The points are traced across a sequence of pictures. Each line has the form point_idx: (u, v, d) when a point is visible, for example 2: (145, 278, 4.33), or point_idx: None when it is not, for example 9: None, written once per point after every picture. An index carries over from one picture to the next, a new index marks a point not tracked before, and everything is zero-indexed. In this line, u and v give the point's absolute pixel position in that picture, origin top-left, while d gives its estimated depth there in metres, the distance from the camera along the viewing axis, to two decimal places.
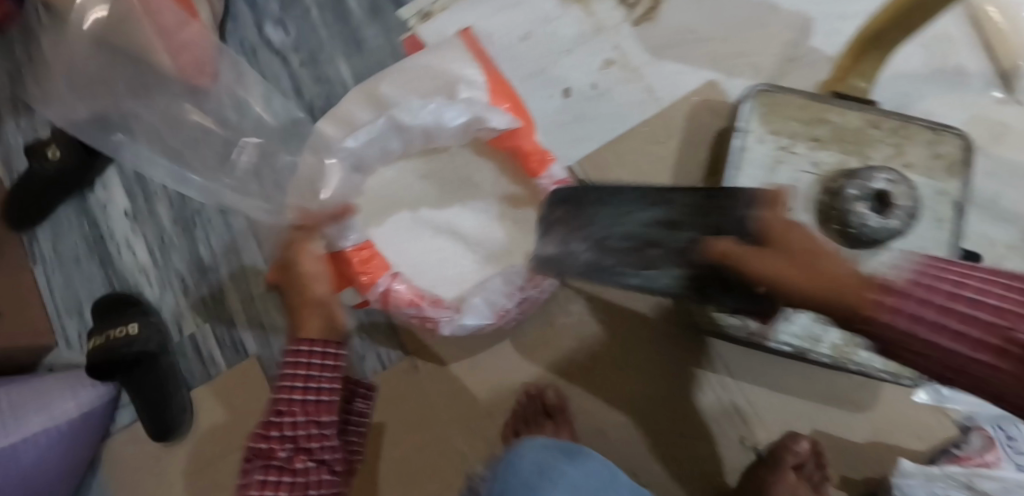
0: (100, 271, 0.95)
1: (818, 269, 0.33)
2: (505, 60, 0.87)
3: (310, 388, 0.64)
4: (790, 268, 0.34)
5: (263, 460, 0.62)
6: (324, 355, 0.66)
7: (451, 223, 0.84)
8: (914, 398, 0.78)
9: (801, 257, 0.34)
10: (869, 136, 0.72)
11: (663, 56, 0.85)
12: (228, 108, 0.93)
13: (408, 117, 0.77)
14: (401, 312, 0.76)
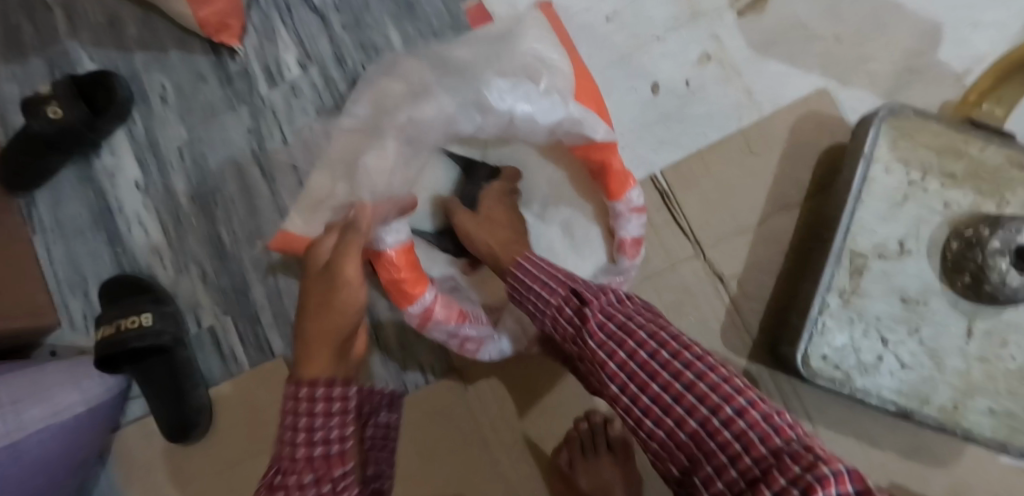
0: (106, 246, 0.84)
1: (494, 230, 0.65)
2: (584, 44, 0.77)
3: (316, 444, 0.46)
4: (488, 231, 0.64)
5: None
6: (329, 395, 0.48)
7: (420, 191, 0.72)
8: (1001, 457, 0.71)
9: (489, 224, 0.66)
10: (1009, 176, 0.63)
11: (767, 54, 0.75)
12: (267, 73, 0.84)
13: (495, 98, 0.62)
14: (440, 331, 0.65)
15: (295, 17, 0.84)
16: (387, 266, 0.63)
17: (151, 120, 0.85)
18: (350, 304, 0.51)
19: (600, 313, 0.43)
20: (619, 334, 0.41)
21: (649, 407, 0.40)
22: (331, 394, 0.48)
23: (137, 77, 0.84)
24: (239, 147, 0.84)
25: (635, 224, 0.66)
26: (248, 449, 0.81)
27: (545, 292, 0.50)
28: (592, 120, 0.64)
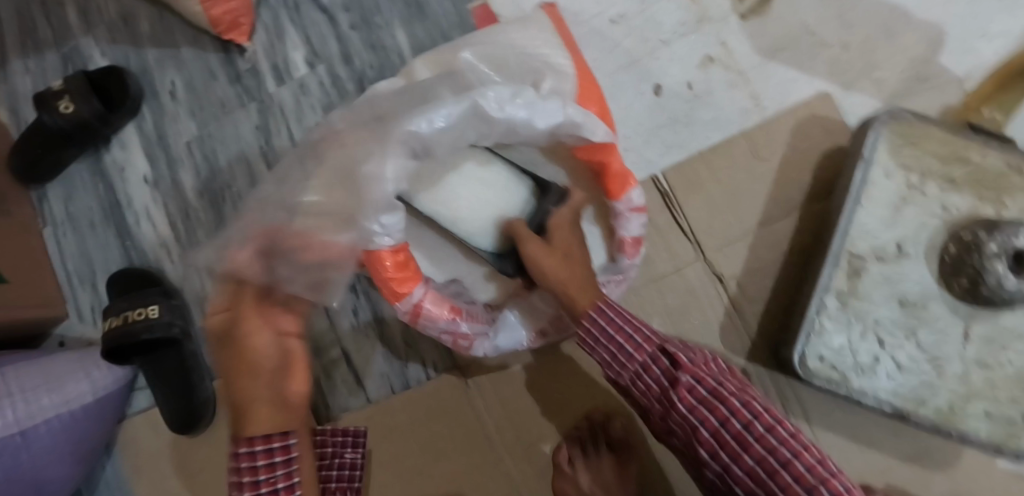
0: (115, 240, 0.85)
1: (570, 269, 0.62)
2: (590, 45, 0.77)
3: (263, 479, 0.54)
4: (566, 272, 0.61)
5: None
6: (270, 454, 0.54)
7: (486, 204, 0.68)
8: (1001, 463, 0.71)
9: (563, 261, 0.62)
10: (1011, 182, 0.63)
11: (773, 58, 0.75)
12: (277, 72, 0.85)
13: (494, 110, 0.62)
14: (433, 327, 0.65)
15: (305, 16, 0.85)
16: (375, 266, 0.63)
17: (161, 115, 0.86)
18: (263, 350, 0.56)
19: (690, 374, 0.52)
20: (714, 399, 0.51)
21: (737, 451, 0.50)
22: (271, 453, 0.54)
23: (148, 73, 0.86)
24: (247, 144, 0.85)
25: (635, 223, 0.67)
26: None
27: (616, 338, 0.56)
28: (591, 121, 0.64)
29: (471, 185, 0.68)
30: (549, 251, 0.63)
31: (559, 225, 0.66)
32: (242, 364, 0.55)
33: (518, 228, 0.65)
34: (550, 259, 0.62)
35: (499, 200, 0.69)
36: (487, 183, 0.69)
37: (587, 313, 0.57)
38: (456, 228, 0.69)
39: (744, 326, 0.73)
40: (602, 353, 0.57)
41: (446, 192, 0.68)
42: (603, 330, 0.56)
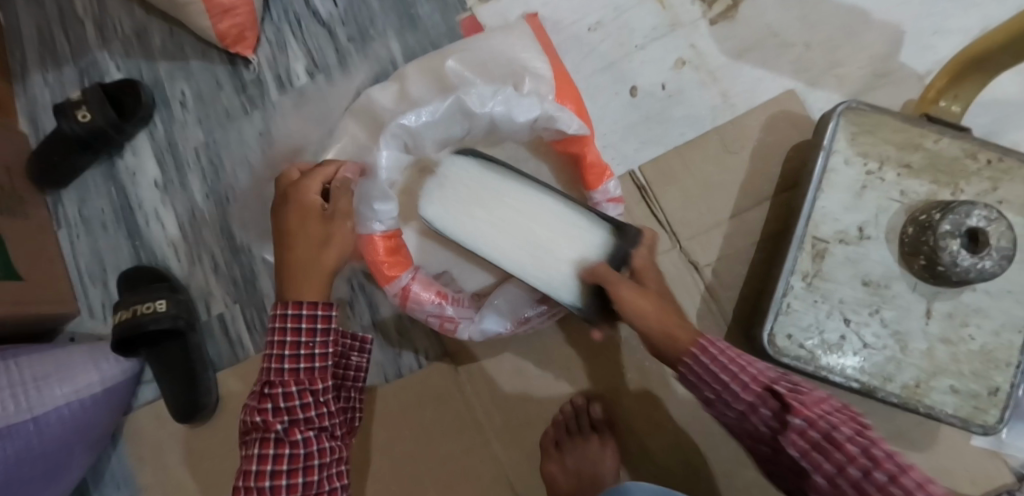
0: (127, 240, 0.90)
1: (665, 311, 0.57)
2: (569, 51, 0.83)
3: (302, 356, 0.55)
4: (659, 308, 0.57)
5: (259, 435, 0.53)
6: (315, 319, 0.55)
7: (542, 237, 0.64)
8: (972, 441, 0.74)
9: (656, 301, 0.58)
10: (966, 168, 0.66)
11: (742, 60, 0.80)
12: (279, 81, 0.91)
13: (476, 104, 0.67)
14: (422, 310, 0.69)
15: (304, 30, 0.91)
16: (367, 251, 0.67)
17: (171, 124, 0.92)
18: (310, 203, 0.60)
19: (802, 416, 0.46)
20: (827, 445, 0.45)
21: None
22: (316, 319, 0.55)
23: (159, 84, 0.92)
24: (252, 149, 0.90)
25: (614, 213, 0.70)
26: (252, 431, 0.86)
27: (720, 379, 0.51)
28: (565, 114, 0.68)
29: (513, 218, 0.64)
30: (646, 294, 0.58)
31: (645, 265, 0.64)
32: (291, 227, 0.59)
33: (608, 271, 0.60)
34: (647, 302, 0.58)
35: (562, 237, 0.64)
36: (534, 215, 0.64)
37: (692, 350, 0.53)
38: (526, 275, 0.64)
39: (719, 311, 0.77)
40: (707, 391, 0.53)
41: (493, 235, 0.63)
42: (711, 367, 0.52)
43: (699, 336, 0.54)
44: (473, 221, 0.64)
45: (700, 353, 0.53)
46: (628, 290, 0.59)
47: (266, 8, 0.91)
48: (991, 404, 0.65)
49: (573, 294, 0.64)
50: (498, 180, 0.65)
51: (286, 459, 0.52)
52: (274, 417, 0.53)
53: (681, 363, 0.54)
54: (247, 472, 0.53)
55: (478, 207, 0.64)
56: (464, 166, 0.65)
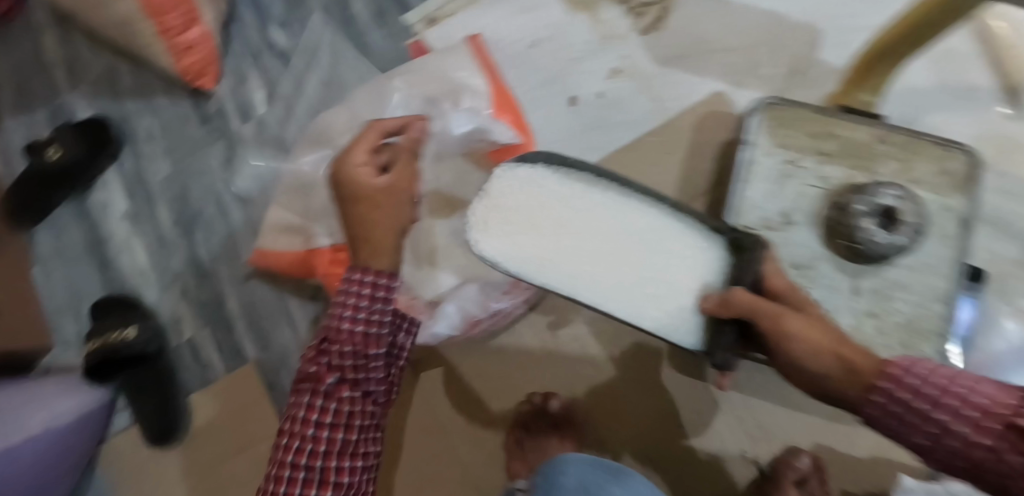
0: (98, 272, 0.94)
1: (838, 343, 0.47)
2: (510, 68, 0.87)
3: (359, 321, 0.58)
4: (824, 339, 0.47)
5: (310, 385, 0.59)
6: (375, 287, 0.58)
7: (653, 270, 0.49)
8: None
9: (815, 328, 0.48)
10: (877, 152, 0.71)
11: (672, 66, 0.85)
12: (239, 111, 0.95)
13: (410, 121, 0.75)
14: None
15: (262, 62, 0.96)
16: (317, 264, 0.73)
17: (139, 158, 0.96)
18: (358, 172, 0.58)
19: None
20: None
21: None
22: (377, 286, 0.58)
23: (127, 121, 0.96)
24: (216, 177, 0.94)
25: None
26: (261, 432, 0.88)
27: (918, 413, 0.42)
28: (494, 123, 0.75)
29: (612, 246, 0.48)
30: (800, 320, 0.48)
31: (785, 286, 0.53)
32: (354, 195, 0.58)
33: (754, 301, 0.47)
34: (818, 333, 0.47)
35: (672, 263, 0.50)
36: (637, 239, 0.48)
37: (879, 384, 0.43)
38: (641, 322, 0.49)
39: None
40: (926, 443, 0.43)
41: (593, 276, 0.48)
42: (904, 403, 0.43)
43: (889, 367, 0.44)
44: (561, 258, 0.48)
45: (894, 389, 0.43)
46: (784, 317, 0.47)
47: (226, 44, 0.96)
48: None
49: (693, 336, 0.51)
50: (581, 194, 0.48)
51: (328, 412, 0.58)
52: (324, 371, 0.59)
53: (869, 397, 0.44)
54: (296, 416, 0.59)
55: (564, 232, 0.48)
56: (535, 179, 0.48)
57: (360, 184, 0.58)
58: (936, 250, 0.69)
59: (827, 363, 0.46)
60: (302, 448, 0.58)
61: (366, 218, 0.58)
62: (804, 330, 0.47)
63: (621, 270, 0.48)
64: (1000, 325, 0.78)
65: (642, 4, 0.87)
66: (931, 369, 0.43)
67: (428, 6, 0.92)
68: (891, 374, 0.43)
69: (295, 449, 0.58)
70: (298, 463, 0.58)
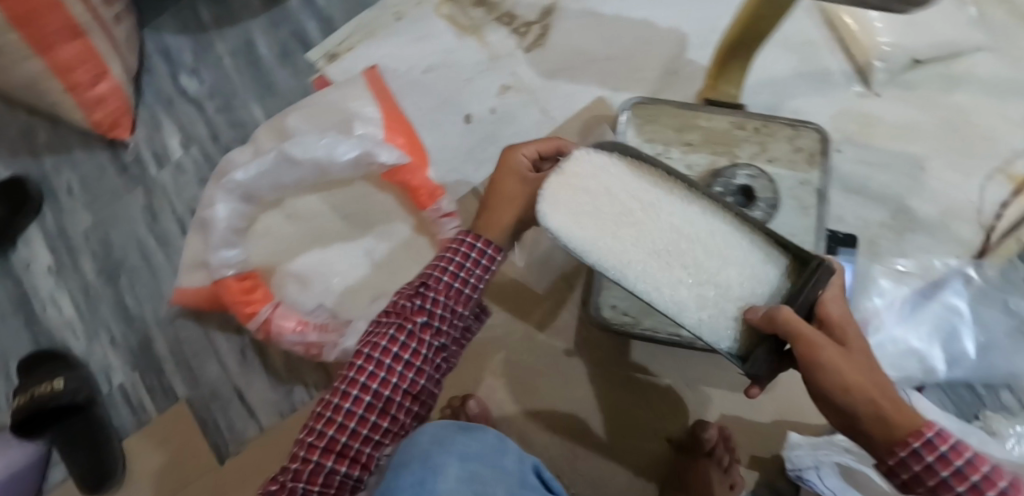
0: (27, 329, 0.95)
1: (886, 396, 0.47)
2: (408, 93, 0.93)
3: (460, 276, 0.59)
4: (863, 377, 0.47)
5: (398, 319, 0.57)
6: (480, 251, 0.60)
7: (700, 265, 0.55)
8: None
9: (869, 376, 0.47)
10: (737, 137, 0.78)
11: (557, 78, 0.92)
12: (156, 158, 0.98)
13: (298, 151, 0.76)
14: (284, 339, 0.77)
15: (175, 109, 1.00)
16: (224, 294, 0.76)
17: (60, 212, 0.98)
18: (516, 158, 0.62)
19: None
20: None
21: None
22: (481, 251, 0.60)
23: (47, 178, 0.99)
24: (137, 222, 0.97)
25: (451, 225, 0.79)
26: (205, 448, 0.88)
27: (931, 475, 0.46)
28: (382, 147, 0.78)
29: (668, 240, 0.55)
30: (848, 363, 0.47)
31: (842, 316, 0.49)
32: (502, 170, 0.62)
33: (793, 323, 0.47)
34: (857, 372, 0.47)
35: (724, 268, 0.55)
36: (691, 236, 0.55)
37: (910, 444, 0.45)
38: (682, 313, 0.54)
39: (553, 304, 0.87)
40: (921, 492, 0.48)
41: (642, 263, 0.54)
42: (924, 463, 0.46)
43: (923, 427, 0.46)
44: (619, 239, 0.54)
45: (920, 452, 0.45)
46: (832, 350, 0.47)
47: (140, 95, 1.00)
48: None
49: (731, 338, 0.53)
50: (644, 195, 0.56)
51: (408, 352, 0.57)
52: (414, 312, 0.57)
53: (891, 450, 0.47)
54: (375, 347, 0.57)
55: (623, 221, 0.55)
56: (607, 166, 0.57)
57: (510, 167, 0.62)
58: (793, 221, 0.76)
59: (865, 402, 0.47)
60: (369, 384, 0.56)
61: (499, 204, 0.61)
62: (846, 371, 0.47)
63: (665, 260, 0.54)
64: (876, 281, 0.84)
65: (525, 23, 0.94)
66: (951, 440, 0.46)
67: (327, 43, 0.97)
68: (923, 441, 0.45)
69: (360, 384, 0.56)
70: (360, 397, 0.56)
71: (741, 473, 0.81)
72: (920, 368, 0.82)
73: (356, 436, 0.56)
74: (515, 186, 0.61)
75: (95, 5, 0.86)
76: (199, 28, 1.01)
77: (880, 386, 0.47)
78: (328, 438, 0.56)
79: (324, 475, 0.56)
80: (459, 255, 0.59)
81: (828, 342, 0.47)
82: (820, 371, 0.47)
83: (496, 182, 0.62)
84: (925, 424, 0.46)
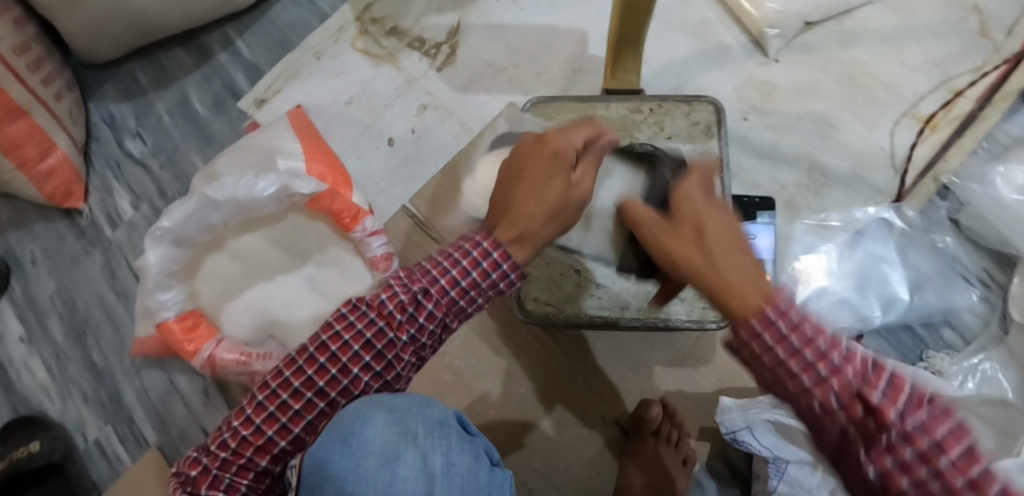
0: (5, 398, 0.98)
1: (720, 268, 0.41)
2: (333, 125, 0.98)
3: (466, 295, 0.51)
4: (699, 253, 0.42)
5: (383, 323, 0.51)
6: (499, 274, 0.51)
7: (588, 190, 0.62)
8: None
9: (702, 249, 0.42)
10: (635, 122, 0.82)
11: (470, 91, 0.96)
12: (108, 219, 1.03)
13: (218, 193, 0.82)
14: (229, 371, 0.81)
15: (121, 171, 1.04)
16: (167, 335, 0.80)
17: (26, 281, 1.02)
18: (560, 146, 0.51)
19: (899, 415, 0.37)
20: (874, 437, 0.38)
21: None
22: (502, 274, 0.51)
23: (12, 252, 1.03)
24: (97, 282, 1.01)
25: (377, 242, 0.83)
26: None
27: (772, 356, 0.39)
28: (301, 179, 0.84)
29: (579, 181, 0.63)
30: (676, 239, 0.44)
31: (688, 195, 0.45)
32: (529, 166, 0.52)
33: (637, 212, 0.48)
34: (691, 249, 0.43)
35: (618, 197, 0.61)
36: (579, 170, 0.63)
37: (745, 318, 0.39)
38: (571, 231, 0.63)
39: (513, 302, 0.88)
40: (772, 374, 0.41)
41: None
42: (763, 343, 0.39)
43: (764, 305, 0.39)
44: None
45: (758, 331, 0.39)
46: (661, 233, 0.45)
47: (88, 163, 1.04)
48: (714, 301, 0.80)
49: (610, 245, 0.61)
50: None
51: (379, 362, 0.52)
52: (404, 322, 0.51)
53: (735, 332, 0.41)
54: (347, 350, 0.52)
55: None
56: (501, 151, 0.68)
57: (551, 160, 0.51)
58: None
59: (700, 281, 0.42)
60: (328, 390, 0.52)
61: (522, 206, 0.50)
62: (674, 248, 0.44)
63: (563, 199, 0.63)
64: (799, 240, 0.85)
65: (434, 45, 0.99)
66: (797, 322, 0.39)
67: (256, 90, 1.02)
68: (757, 318, 0.39)
69: (317, 388, 0.52)
70: (313, 404, 0.52)
71: (693, 446, 0.82)
72: (854, 318, 0.81)
73: (296, 443, 0.53)
74: (544, 183, 0.50)
75: (34, 85, 0.91)
76: (139, 92, 1.06)
77: (728, 264, 0.41)
78: (268, 438, 0.52)
79: (256, 471, 0.52)
80: (468, 267, 0.50)
81: (658, 224, 0.46)
82: (657, 250, 0.45)
83: (523, 173, 0.52)
84: (763, 298, 0.39)
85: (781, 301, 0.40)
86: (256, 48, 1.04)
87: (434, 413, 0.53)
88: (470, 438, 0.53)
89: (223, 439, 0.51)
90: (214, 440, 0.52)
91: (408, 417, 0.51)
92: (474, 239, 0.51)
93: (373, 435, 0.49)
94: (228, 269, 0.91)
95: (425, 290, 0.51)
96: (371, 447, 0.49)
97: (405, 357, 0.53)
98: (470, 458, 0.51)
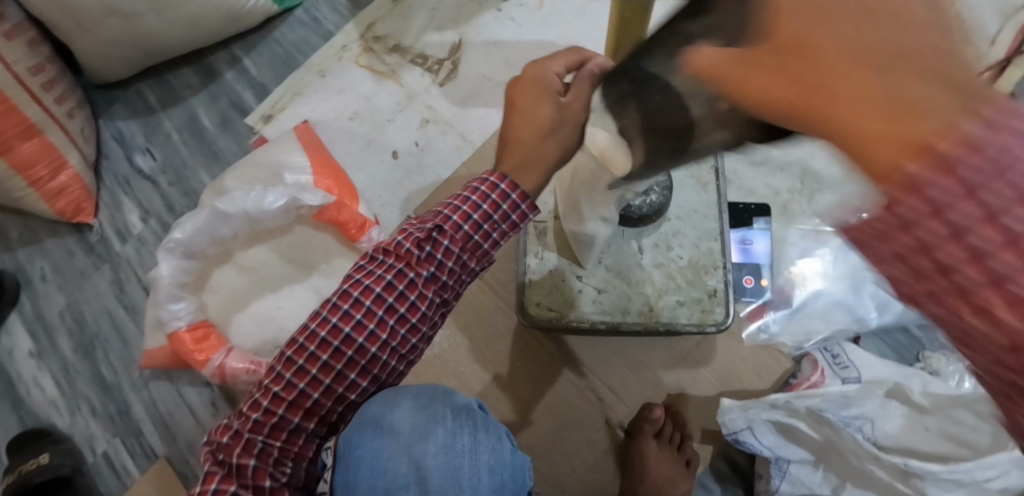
0: (14, 414, 0.99)
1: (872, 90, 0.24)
2: (338, 140, 1.00)
3: (482, 229, 0.54)
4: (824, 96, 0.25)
5: (401, 264, 0.54)
6: (509, 208, 0.53)
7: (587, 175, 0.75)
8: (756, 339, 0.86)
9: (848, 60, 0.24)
10: None
11: (470, 105, 1.00)
12: (117, 233, 1.05)
13: (226, 207, 0.85)
14: (239, 380, 0.83)
15: (129, 187, 1.06)
16: (177, 345, 0.82)
17: (35, 297, 1.04)
18: (544, 75, 0.53)
19: None
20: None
21: None
22: (514, 208, 0.53)
23: (22, 268, 1.05)
24: (106, 296, 1.03)
25: None
26: None
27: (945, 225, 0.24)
28: (308, 191, 0.87)
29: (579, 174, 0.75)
30: (770, 61, 0.26)
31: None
32: (518, 95, 0.53)
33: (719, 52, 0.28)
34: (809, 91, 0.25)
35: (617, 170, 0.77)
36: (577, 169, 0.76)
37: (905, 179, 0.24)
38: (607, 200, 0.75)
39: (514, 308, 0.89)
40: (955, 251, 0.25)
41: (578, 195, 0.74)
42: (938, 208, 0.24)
43: (937, 142, 0.23)
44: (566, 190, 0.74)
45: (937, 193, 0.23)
46: (766, 71, 0.26)
47: (97, 179, 1.07)
48: (713, 304, 0.81)
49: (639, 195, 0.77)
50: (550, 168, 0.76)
51: (403, 304, 0.54)
52: (422, 259, 0.54)
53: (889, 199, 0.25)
54: (369, 293, 0.54)
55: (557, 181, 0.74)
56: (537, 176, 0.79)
57: (538, 86, 0.53)
58: (694, 198, 0.84)
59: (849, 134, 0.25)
60: (353, 337, 0.54)
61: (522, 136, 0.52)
62: (790, 92, 0.26)
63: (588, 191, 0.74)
64: (792, 242, 0.88)
65: (436, 61, 1.02)
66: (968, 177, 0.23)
67: (262, 107, 1.05)
68: (922, 166, 0.23)
69: (343, 336, 0.54)
70: (341, 353, 0.55)
71: (695, 449, 0.83)
72: (850, 319, 0.84)
73: (327, 394, 0.56)
74: (537, 109, 0.52)
75: (48, 105, 0.93)
76: (148, 111, 1.08)
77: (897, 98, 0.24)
78: (299, 394, 0.55)
79: (288, 430, 0.57)
80: (482, 202, 0.53)
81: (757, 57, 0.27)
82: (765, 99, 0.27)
83: (514, 103, 0.53)
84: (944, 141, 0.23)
85: (971, 129, 0.23)
86: (262, 66, 1.07)
87: (456, 399, 0.60)
88: (490, 420, 0.60)
89: (256, 400, 0.56)
90: (246, 405, 0.56)
91: (431, 402, 0.58)
92: (482, 179, 0.53)
93: (401, 417, 0.57)
94: (236, 281, 0.92)
95: (438, 224, 0.53)
96: (401, 428, 0.56)
97: (428, 292, 0.55)
98: (490, 442, 0.57)
